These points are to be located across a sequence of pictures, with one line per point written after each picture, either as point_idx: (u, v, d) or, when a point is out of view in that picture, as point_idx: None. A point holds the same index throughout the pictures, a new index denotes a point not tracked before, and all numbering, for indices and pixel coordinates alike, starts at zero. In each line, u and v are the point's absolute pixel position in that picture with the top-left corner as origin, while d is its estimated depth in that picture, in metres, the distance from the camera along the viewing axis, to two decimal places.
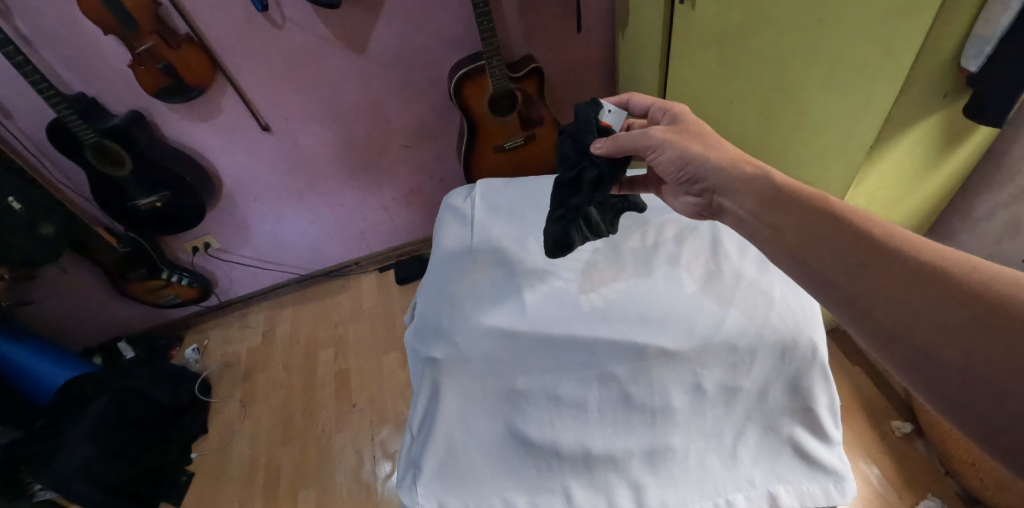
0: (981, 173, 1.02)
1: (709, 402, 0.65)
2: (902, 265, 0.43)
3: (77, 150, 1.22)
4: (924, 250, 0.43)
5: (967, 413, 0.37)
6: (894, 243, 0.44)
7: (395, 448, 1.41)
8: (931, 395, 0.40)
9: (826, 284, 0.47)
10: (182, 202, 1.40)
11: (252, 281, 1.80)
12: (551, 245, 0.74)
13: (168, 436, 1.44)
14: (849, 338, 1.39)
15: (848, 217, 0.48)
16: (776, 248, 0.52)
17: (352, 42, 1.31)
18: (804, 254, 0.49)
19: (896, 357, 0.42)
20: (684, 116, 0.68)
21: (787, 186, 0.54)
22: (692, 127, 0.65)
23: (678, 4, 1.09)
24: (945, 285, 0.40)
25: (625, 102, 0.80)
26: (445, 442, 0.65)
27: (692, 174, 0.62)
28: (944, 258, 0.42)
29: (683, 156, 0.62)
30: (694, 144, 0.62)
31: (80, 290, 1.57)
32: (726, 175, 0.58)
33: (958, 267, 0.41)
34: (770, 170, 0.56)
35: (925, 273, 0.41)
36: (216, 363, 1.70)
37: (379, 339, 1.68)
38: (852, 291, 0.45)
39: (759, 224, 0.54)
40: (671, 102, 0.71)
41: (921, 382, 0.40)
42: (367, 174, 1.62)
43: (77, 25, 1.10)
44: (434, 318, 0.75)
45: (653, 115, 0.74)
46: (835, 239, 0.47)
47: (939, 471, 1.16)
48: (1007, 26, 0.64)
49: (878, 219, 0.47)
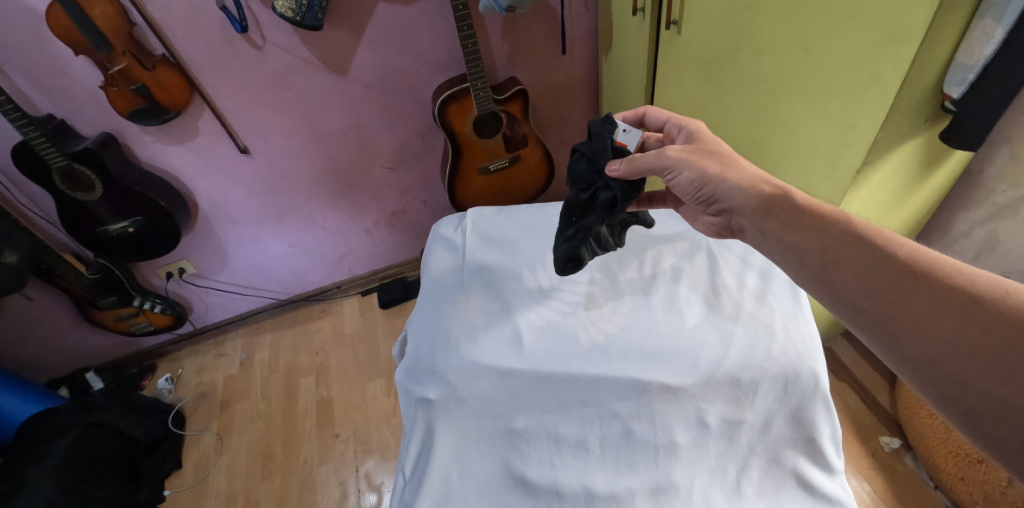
0: (957, 192, 1.05)
1: (712, 438, 0.64)
2: (929, 289, 0.42)
3: (43, 175, 1.17)
4: (952, 275, 0.43)
5: (998, 439, 0.37)
6: (924, 267, 0.44)
7: (380, 479, 1.36)
8: (966, 424, 0.39)
9: (851, 307, 0.46)
10: (155, 226, 1.34)
11: (229, 307, 1.73)
12: (561, 262, 0.73)
13: (139, 474, 1.36)
14: (834, 354, 1.41)
15: (873, 239, 0.48)
16: (801, 270, 0.51)
17: (334, 64, 1.29)
18: (829, 275, 0.48)
19: (923, 382, 0.41)
20: (701, 133, 0.67)
21: (808, 206, 0.53)
22: (709, 145, 0.64)
23: (664, 30, 1.11)
24: (976, 311, 0.40)
25: (640, 116, 0.78)
26: (440, 485, 0.62)
27: (711, 195, 0.61)
28: (973, 282, 0.42)
29: (700, 178, 0.61)
30: (711, 163, 0.61)
31: (44, 320, 1.49)
32: (745, 198, 0.57)
33: (989, 292, 0.40)
34: (789, 189, 0.56)
35: (956, 300, 0.41)
36: (190, 394, 1.62)
37: (362, 366, 1.63)
38: (879, 316, 0.44)
39: (778, 245, 0.54)
40: (688, 118, 0.69)
41: (951, 407, 0.40)
42: (350, 196, 1.59)
43: (46, 46, 1.06)
44: (426, 356, 0.73)
45: (670, 130, 0.73)
46: (862, 260, 0.46)
47: (927, 485, 1.16)
48: (989, 55, 0.65)
49: (905, 242, 0.47)
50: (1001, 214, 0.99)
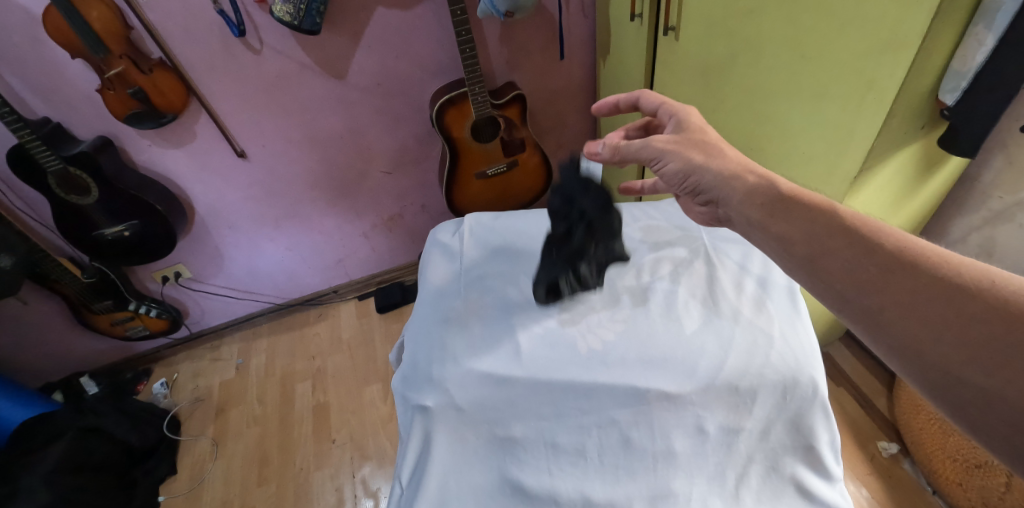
0: (953, 198, 1.05)
1: (711, 445, 0.64)
2: (918, 280, 0.42)
3: (39, 179, 1.16)
4: (940, 265, 0.42)
5: (1003, 447, 0.37)
6: (914, 256, 0.43)
7: (377, 485, 1.35)
8: (963, 421, 0.38)
9: (838, 297, 0.46)
10: (151, 231, 1.33)
11: (225, 311, 1.72)
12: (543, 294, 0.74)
13: (134, 479, 1.35)
14: (832, 360, 1.41)
15: (861, 228, 0.47)
16: (787, 259, 0.51)
17: (332, 69, 1.29)
18: (815, 262, 0.48)
19: (912, 372, 0.41)
20: (690, 121, 0.67)
21: (793, 194, 0.53)
22: (697, 134, 0.64)
23: (661, 36, 1.11)
24: (964, 302, 0.39)
25: (635, 100, 0.75)
26: (437, 492, 0.62)
27: (695, 185, 0.62)
28: (961, 272, 0.41)
29: (685, 168, 0.62)
30: (695, 153, 0.62)
31: (39, 324, 1.48)
32: (729, 188, 0.58)
33: (977, 283, 0.40)
34: (774, 178, 0.56)
35: (944, 290, 0.41)
36: (185, 399, 1.60)
37: (359, 371, 1.62)
38: (866, 306, 0.44)
39: (765, 235, 0.53)
40: (679, 107, 0.69)
41: (939, 399, 0.40)
42: (347, 200, 1.59)
43: (43, 49, 1.05)
44: (424, 363, 0.72)
45: (662, 117, 0.71)
46: (852, 249, 0.46)
47: (926, 490, 1.16)
48: (981, 63, 0.66)
49: (896, 232, 0.47)
50: (997, 219, 0.99)
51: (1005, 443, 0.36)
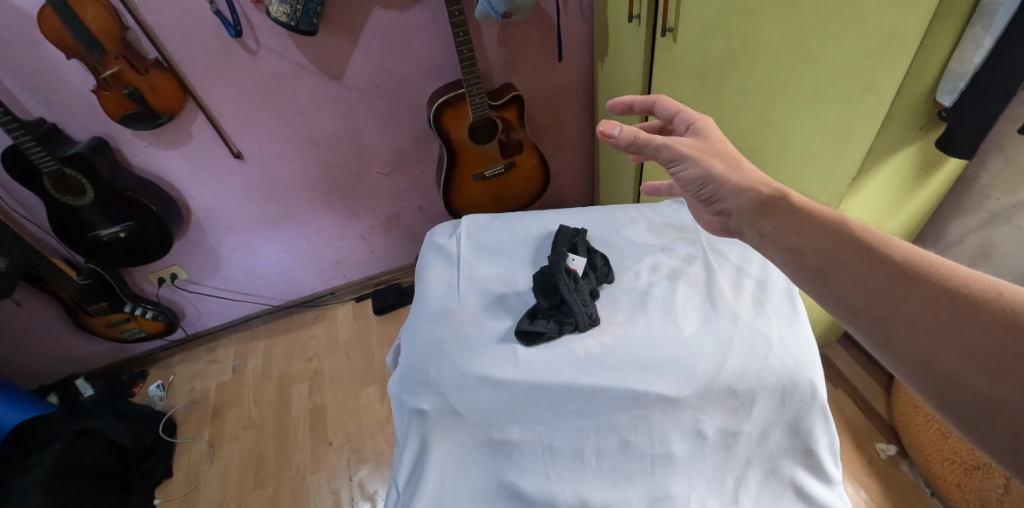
0: (950, 200, 1.05)
1: (710, 449, 0.64)
2: (925, 291, 0.42)
3: (34, 179, 1.15)
4: (948, 276, 0.42)
5: (1009, 455, 0.36)
6: (920, 268, 0.43)
7: (374, 489, 1.34)
8: (965, 426, 0.38)
9: (848, 308, 0.46)
10: (147, 232, 1.32)
11: (222, 313, 1.71)
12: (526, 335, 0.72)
13: (129, 482, 1.34)
14: (830, 361, 1.41)
15: (867, 239, 0.47)
16: (797, 270, 0.51)
17: (329, 70, 1.28)
18: (826, 271, 0.48)
19: (921, 384, 0.40)
20: (710, 131, 0.67)
21: (805, 208, 0.54)
22: (718, 143, 0.65)
23: (660, 37, 1.11)
24: (971, 312, 0.39)
25: (651, 104, 0.73)
26: (434, 495, 0.61)
27: (713, 194, 0.63)
28: (969, 284, 0.41)
29: (706, 176, 0.62)
30: (717, 163, 0.62)
31: (33, 326, 1.47)
32: (744, 199, 0.59)
33: (983, 293, 0.39)
34: (788, 192, 0.57)
35: (951, 300, 0.40)
36: (182, 401, 1.59)
37: (356, 373, 1.61)
38: (874, 316, 0.44)
39: (776, 247, 0.54)
40: (699, 116, 0.68)
41: (944, 407, 0.39)
42: (344, 201, 1.58)
43: (37, 48, 1.04)
44: (422, 366, 0.72)
45: (678, 124, 0.70)
46: (859, 261, 0.46)
47: (923, 492, 1.15)
48: (979, 64, 0.66)
49: (902, 243, 0.46)
50: (995, 221, 0.99)
51: (1008, 451, 0.36)
